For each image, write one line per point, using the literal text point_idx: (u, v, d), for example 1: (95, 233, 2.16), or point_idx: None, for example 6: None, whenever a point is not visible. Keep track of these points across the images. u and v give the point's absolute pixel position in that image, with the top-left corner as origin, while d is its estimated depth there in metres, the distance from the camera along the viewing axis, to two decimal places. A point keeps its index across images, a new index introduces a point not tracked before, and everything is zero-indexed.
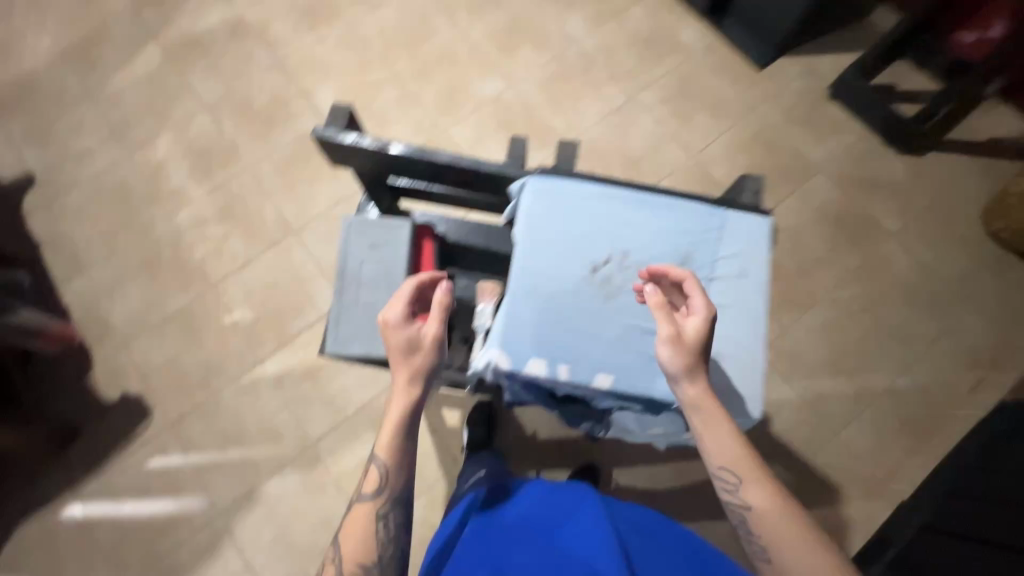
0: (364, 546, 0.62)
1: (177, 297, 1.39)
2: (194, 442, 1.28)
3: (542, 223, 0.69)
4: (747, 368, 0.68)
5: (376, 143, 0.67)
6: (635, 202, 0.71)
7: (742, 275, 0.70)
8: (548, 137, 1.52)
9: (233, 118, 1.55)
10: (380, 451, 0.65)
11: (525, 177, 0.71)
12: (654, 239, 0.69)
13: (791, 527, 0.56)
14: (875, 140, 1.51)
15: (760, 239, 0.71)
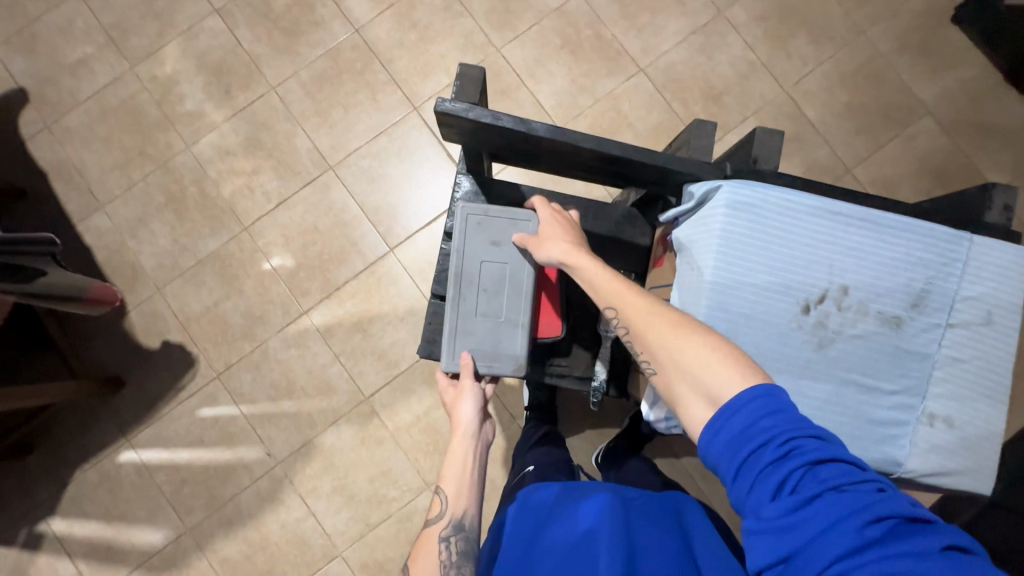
0: (429, 565, 0.61)
1: (208, 239, 1.27)
2: (244, 393, 1.24)
3: (743, 245, 0.58)
4: (979, 436, 0.58)
5: (515, 121, 0.55)
6: (857, 222, 0.59)
7: (986, 321, 0.59)
8: (619, 60, 1.31)
9: (249, 24, 1.31)
10: (441, 478, 0.68)
11: (720, 184, 0.59)
12: (878, 273, 0.59)
13: (669, 323, 0.54)
14: (997, 76, 1.30)
15: (1009, 275, 0.59)
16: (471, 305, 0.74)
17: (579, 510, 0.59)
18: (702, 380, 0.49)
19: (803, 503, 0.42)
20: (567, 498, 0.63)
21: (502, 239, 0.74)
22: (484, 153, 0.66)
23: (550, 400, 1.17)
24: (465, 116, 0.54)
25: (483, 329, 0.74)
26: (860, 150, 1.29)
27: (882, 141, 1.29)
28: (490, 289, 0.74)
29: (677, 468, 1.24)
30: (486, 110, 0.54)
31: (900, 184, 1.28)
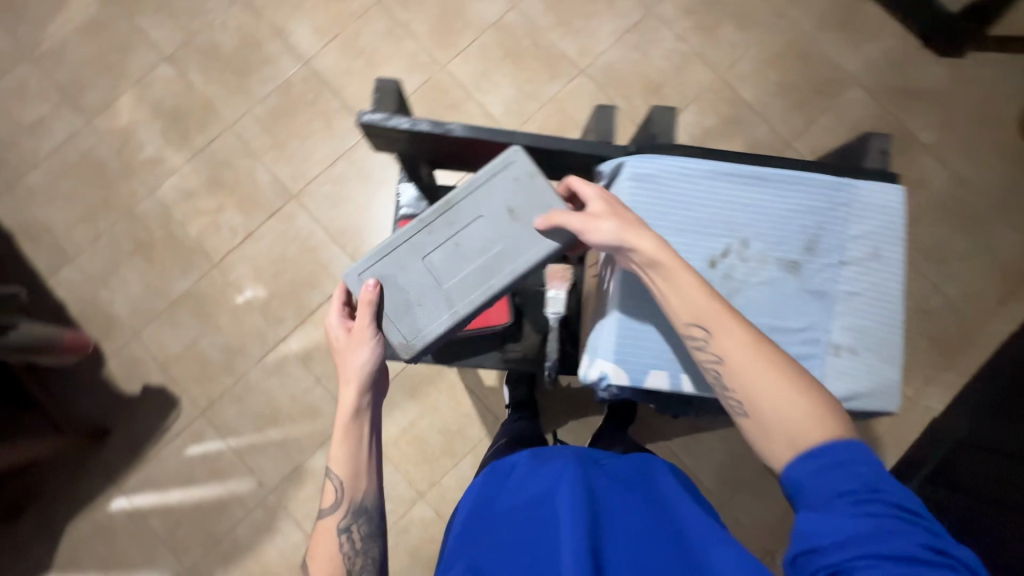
0: (331, 561, 0.62)
1: (180, 279, 1.29)
2: (230, 427, 1.26)
3: (649, 212, 0.64)
4: (884, 361, 0.63)
5: (433, 126, 0.58)
6: (751, 179, 0.64)
7: (877, 257, 0.64)
8: (560, 65, 1.36)
9: (200, 68, 1.35)
10: (331, 465, 0.64)
11: (623, 159, 0.66)
12: (774, 223, 0.64)
13: (774, 369, 0.53)
14: (914, 41, 1.38)
15: (895, 211, 0.65)
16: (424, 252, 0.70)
17: (546, 472, 0.66)
18: (796, 433, 0.50)
19: (863, 515, 0.46)
20: (535, 463, 0.69)
21: (507, 211, 0.68)
22: (410, 161, 0.69)
23: (530, 395, 1.20)
24: (391, 126, 0.57)
25: (412, 281, 0.70)
26: (797, 125, 1.35)
27: (815, 113, 1.36)
28: (450, 250, 0.69)
29: (662, 448, 1.28)
30: (405, 120, 0.57)
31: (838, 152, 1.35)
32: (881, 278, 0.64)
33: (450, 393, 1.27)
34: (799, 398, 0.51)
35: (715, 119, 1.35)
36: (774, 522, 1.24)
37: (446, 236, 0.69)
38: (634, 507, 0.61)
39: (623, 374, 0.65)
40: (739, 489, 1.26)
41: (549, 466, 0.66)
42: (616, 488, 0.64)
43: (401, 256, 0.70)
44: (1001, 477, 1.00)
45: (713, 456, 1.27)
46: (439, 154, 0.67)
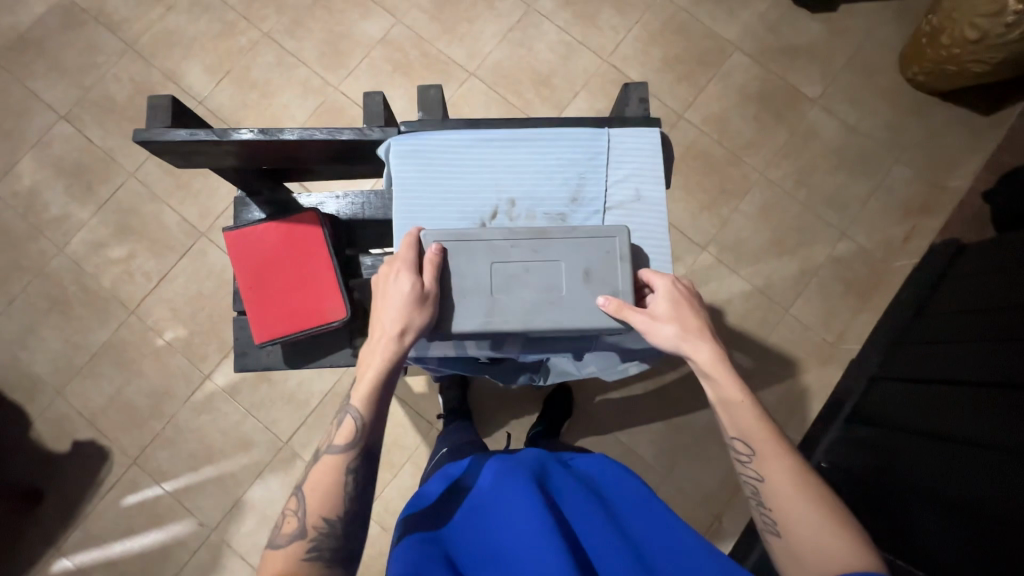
0: (329, 499, 0.59)
1: (98, 330, 1.29)
2: (165, 471, 1.25)
3: (416, 187, 0.63)
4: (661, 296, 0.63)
5: (215, 134, 0.56)
6: (513, 140, 0.64)
7: (639, 198, 0.64)
8: (449, 70, 1.40)
9: (98, 122, 1.37)
10: (354, 399, 0.62)
11: (387, 139, 0.64)
12: (538, 178, 0.64)
13: (819, 502, 0.55)
14: (786, 2, 1.43)
15: (652, 152, 0.65)
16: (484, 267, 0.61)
17: (510, 473, 0.71)
18: (822, 548, 0.52)
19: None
20: (503, 465, 0.74)
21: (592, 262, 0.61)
22: (218, 170, 0.66)
23: (463, 402, 1.19)
24: (168, 140, 0.54)
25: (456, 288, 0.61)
26: (687, 96, 1.39)
27: (702, 83, 1.40)
28: (510, 279, 0.60)
29: (599, 431, 1.27)
30: (182, 132, 0.54)
31: (730, 117, 1.38)
32: (647, 217, 0.65)
33: None
34: (840, 532, 0.52)
35: (606, 102, 1.39)
36: (718, 486, 1.25)
37: (515, 266, 0.61)
38: (592, 507, 0.68)
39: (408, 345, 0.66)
40: (680, 459, 1.26)
41: (515, 470, 0.71)
42: (578, 492, 0.71)
43: (466, 253, 0.61)
44: (916, 408, 1.03)
45: (649, 430, 1.27)
46: (253, 158, 0.65)
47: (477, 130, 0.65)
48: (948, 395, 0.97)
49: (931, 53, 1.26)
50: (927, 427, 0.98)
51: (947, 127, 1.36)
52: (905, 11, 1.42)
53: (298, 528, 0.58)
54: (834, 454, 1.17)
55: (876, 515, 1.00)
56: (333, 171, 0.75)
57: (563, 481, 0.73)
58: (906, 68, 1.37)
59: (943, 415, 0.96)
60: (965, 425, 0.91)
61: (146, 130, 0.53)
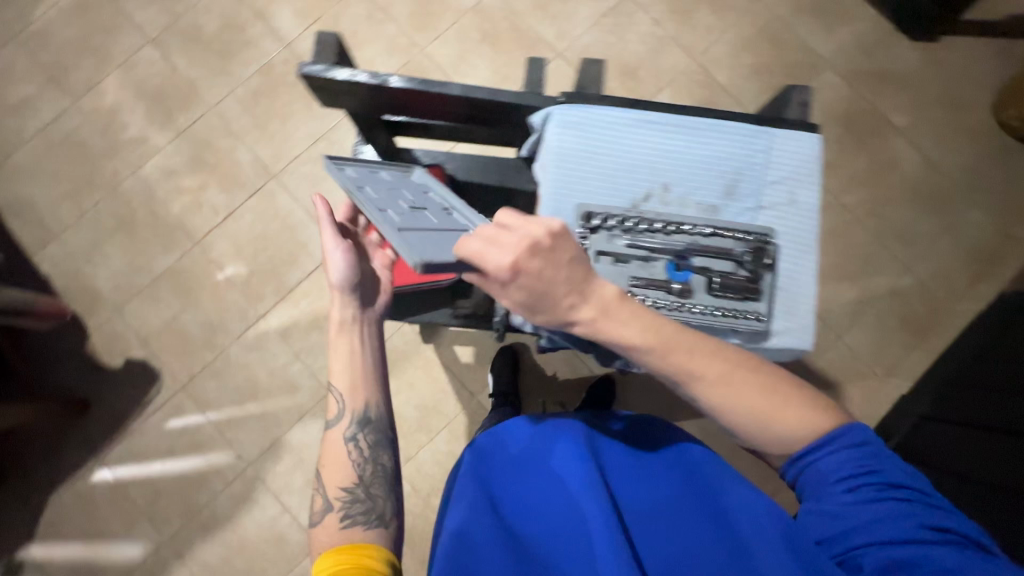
0: (343, 467, 0.69)
1: (162, 256, 1.32)
2: (210, 401, 1.28)
3: (574, 160, 0.63)
4: (800, 302, 0.64)
5: (374, 78, 0.56)
6: (676, 127, 0.64)
7: (791, 202, 0.65)
8: (536, 48, 1.38)
9: (184, 51, 1.38)
10: (332, 380, 0.72)
11: (551, 108, 0.63)
12: (696, 168, 0.64)
13: (759, 393, 0.55)
14: (886, 26, 1.40)
15: (811, 157, 0.65)
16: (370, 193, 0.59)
17: (561, 438, 0.71)
18: (788, 441, 0.55)
19: (869, 503, 0.51)
20: (550, 425, 0.73)
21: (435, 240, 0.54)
22: (349, 112, 0.66)
23: (512, 384, 1.21)
24: (328, 79, 0.54)
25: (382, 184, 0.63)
26: None
27: None
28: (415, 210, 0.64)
29: None
30: (345, 73, 0.55)
31: None
32: (796, 221, 0.65)
33: (425, 369, 1.29)
34: (813, 418, 0.55)
35: (689, 102, 1.37)
36: None
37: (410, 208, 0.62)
38: (630, 474, 0.69)
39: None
40: None
41: (562, 436, 0.71)
42: (623, 457, 0.71)
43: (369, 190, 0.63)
44: (965, 449, 1.02)
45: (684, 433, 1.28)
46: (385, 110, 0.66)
47: (639, 111, 0.64)
48: (994, 447, 0.96)
49: None
50: (975, 475, 0.97)
51: None
52: (1007, 52, 1.38)
53: (325, 501, 0.67)
54: None
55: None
56: (452, 130, 0.75)
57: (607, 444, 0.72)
58: (1000, 110, 1.34)
59: (988, 467, 0.95)
60: (1009, 472, 0.91)
61: (312, 65, 0.53)
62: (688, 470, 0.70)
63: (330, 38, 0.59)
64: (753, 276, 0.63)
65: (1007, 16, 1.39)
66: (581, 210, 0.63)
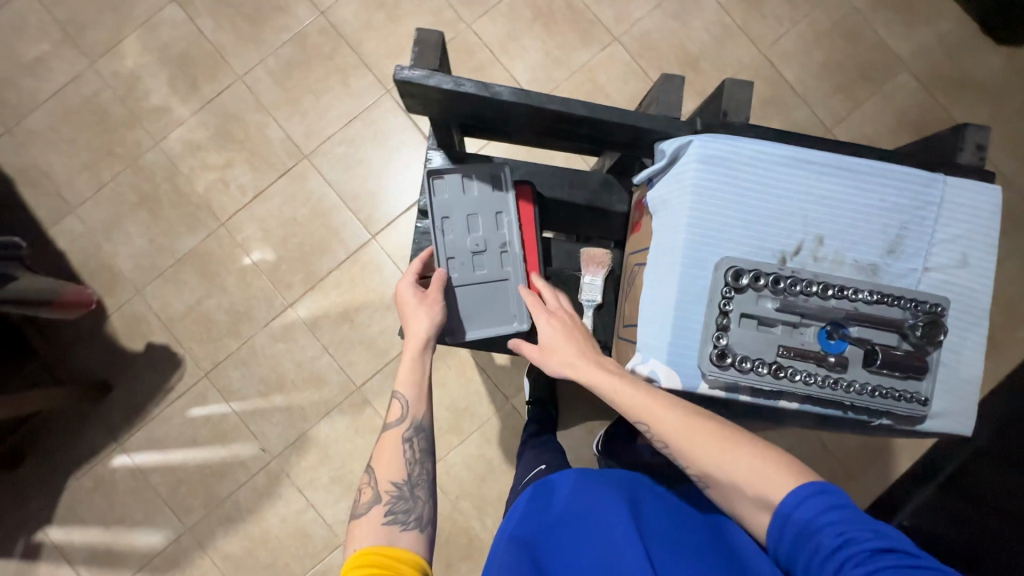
0: (395, 468, 0.61)
1: (185, 236, 1.25)
2: (234, 390, 1.23)
3: (717, 200, 0.57)
4: (962, 381, 0.57)
5: (480, 89, 0.52)
6: (837, 169, 0.57)
7: (963, 263, 0.58)
8: (592, 31, 1.28)
9: (211, 13, 1.27)
10: (398, 381, 0.64)
11: (692, 140, 0.57)
12: (856, 221, 0.57)
13: (700, 431, 0.53)
14: (971, 28, 1.29)
15: (987, 213, 0.58)
16: (449, 232, 0.73)
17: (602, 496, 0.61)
18: (760, 493, 0.50)
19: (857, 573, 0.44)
20: (591, 480, 0.64)
21: (474, 303, 0.74)
22: (437, 122, 0.63)
23: (550, 393, 1.15)
24: (430, 86, 0.51)
25: (465, 209, 0.73)
26: (839, 111, 1.28)
27: (860, 99, 1.28)
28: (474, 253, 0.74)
29: None
30: (449, 81, 0.51)
31: (881, 142, 1.28)
32: (967, 285, 0.58)
33: (460, 369, 1.24)
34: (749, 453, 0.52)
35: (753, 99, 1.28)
36: None
37: (469, 256, 0.73)
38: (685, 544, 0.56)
39: (676, 380, 0.57)
40: None
41: (604, 493, 0.62)
42: (674, 526, 0.59)
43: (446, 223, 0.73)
44: (1004, 484, 1.00)
45: None
46: (477, 120, 0.62)
47: (792, 149, 0.58)
48: None
49: None
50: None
51: None
52: None
53: (372, 496, 0.59)
54: (917, 516, 1.11)
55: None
56: (545, 144, 0.70)
57: (653, 509, 0.61)
58: None
59: None
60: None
61: (410, 71, 0.50)
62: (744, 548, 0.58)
63: (433, 38, 0.55)
64: (918, 352, 0.55)
65: None
66: (727, 266, 0.55)
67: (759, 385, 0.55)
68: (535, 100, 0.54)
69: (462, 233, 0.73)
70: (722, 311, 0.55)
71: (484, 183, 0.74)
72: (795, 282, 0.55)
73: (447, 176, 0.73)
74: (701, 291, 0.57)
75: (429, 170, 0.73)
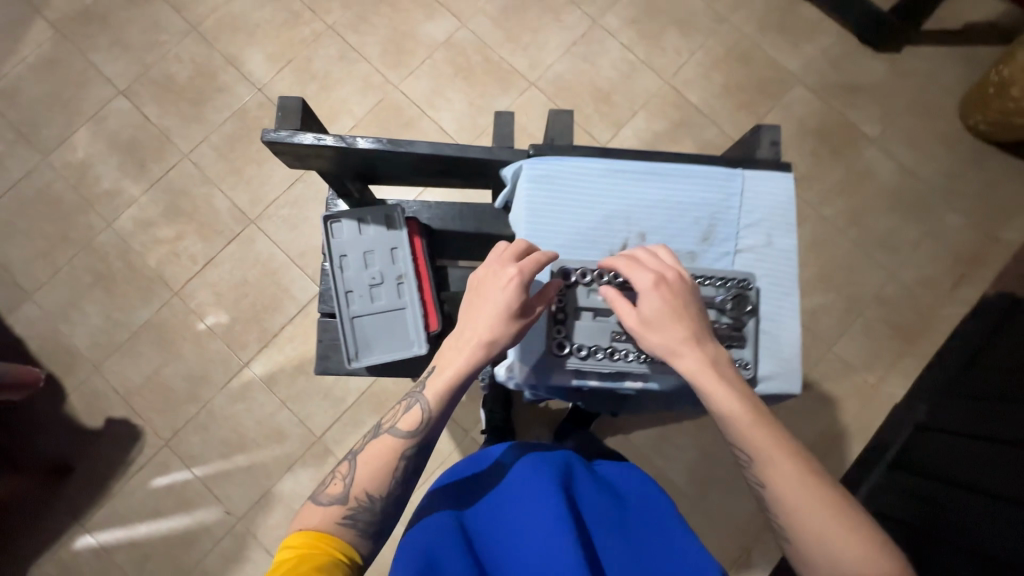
0: (378, 477, 0.57)
1: (140, 308, 1.29)
2: (195, 455, 1.24)
3: (549, 212, 0.67)
4: (785, 346, 0.66)
5: (340, 140, 0.59)
6: (648, 176, 0.69)
7: (768, 243, 0.69)
8: (510, 78, 1.39)
9: (156, 101, 1.37)
10: (428, 387, 0.60)
11: (520, 163, 0.67)
12: (671, 216, 0.68)
13: (810, 485, 0.50)
14: (851, 40, 1.43)
15: (782, 198, 0.70)
16: (347, 269, 0.77)
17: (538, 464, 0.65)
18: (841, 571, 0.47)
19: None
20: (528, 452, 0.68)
21: (373, 333, 0.78)
22: (326, 176, 0.69)
23: (505, 418, 1.16)
24: (294, 143, 0.58)
25: (362, 247, 0.77)
26: (745, 125, 1.39)
27: (762, 113, 1.39)
28: (372, 287, 0.77)
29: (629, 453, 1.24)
30: (311, 136, 0.57)
31: (787, 149, 1.38)
32: (774, 262, 0.69)
33: None
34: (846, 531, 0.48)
35: (664, 123, 1.38)
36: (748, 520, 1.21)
37: (366, 289, 0.77)
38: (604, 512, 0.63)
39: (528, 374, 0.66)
40: (714, 488, 1.22)
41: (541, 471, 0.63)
42: (599, 493, 0.66)
43: (344, 261, 0.76)
44: (952, 455, 1.02)
45: (683, 456, 1.23)
46: (357, 170, 0.68)
47: (609, 162, 0.69)
48: (984, 454, 0.96)
49: (998, 103, 1.26)
50: (964, 479, 0.96)
51: (1003, 179, 1.36)
52: (971, 58, 1.41)
53: (341, 493, 0.55)
54: (875, 498, 1.13)
55: (912, 550, 0.98)
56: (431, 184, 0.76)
57: (587, 481, 0.66)
58: (967, 115, 1.36)
59: (971, 470, 0.96)
60: (996, 478, 0.91)
61: (276, 132, 0.57)
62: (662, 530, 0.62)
63: (296, 104, 0.62)
64: (735, 323, 0.64)
65: (967, 25, 1.42)
66: (558, 267, 0.66)
67: (600, 369, 0.65)
68: (392, 146, 0.60)
69: (359, 269, 0.77)
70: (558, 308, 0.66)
71: (378, 222, 0.78)
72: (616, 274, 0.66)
73: (344, 219, 0.77)
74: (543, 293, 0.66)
75: (325, 215, 0.76)
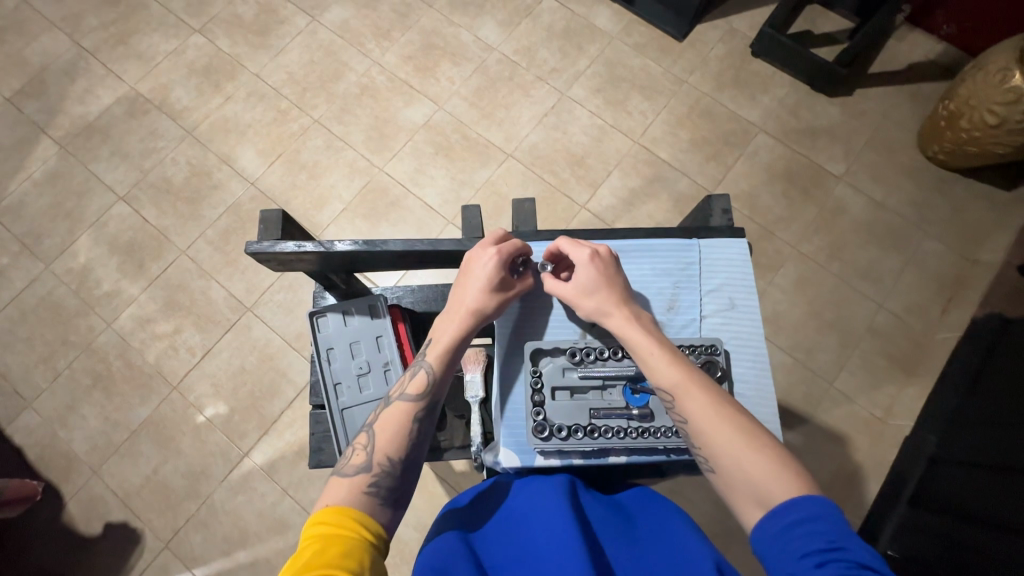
0: (396, 440, 0.59)
1: (138, 406, 1.29)
2: (196, 556, 1.20)
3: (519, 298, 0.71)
4: (763, 406, 0.67)
5: (319, 246, 0.63)
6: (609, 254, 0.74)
7: (731, 306, 0.72)
8: (488, 152, 1.47)
9: (155, 203, 1.44)
10: (430, 352, 0.64)
11: None
12: (638, 289, 0.72)
13: (734, 423, 0.53)
14: (804, 89, 1.52)
15: (738, 260, 0.74)
16: (334, 361, 0.79)
17: (542, 490, 0.62)
18: (765, 491, 0.49)
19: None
20: (534, 481, 0.64)
21: (364, 424, 0.79)
22: (310, 273, 0.73)
23: None
24: (275, 251, 0.62)
25: (348, 338, 0.80)
26: (715, 174, 1.45)
27: (730, 162, 1.46)
28: (358, 377, 0.78)
29: None
30: (292, 246, 0.62)
31: (759, 193, 1.43)
32: (740, 323, 0.72)
33: (420, 484, 1.23)
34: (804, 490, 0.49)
35: (637, 179, 1.45)
36: None
37: (353, 380, 0.79)
38: (614, 532, 0.59)
39: (516, 459, 0.67)
40: (734, 544, 1.17)
41: (549, 491, 0.61)
42: (613, 519, 0.62)
43: (331, 354, 0.79)
44: (971, 489, 0.99)
45: (698, 510, 1.19)
46: (339, 269, 0.72)
47: None
48: (1000, 483, 0.93)
49: (950, 134, 1.33)
50: (981, 512, 0.93)
51: (972, 202, 1.41)
52: (919, 94, 1.50)
53: (365, 462, 0.56)
54: (900, 540, 1.08)
55: None
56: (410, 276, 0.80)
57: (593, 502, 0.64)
58: (925, 147, 1.43)
59: (987, 502, 0.94)
60: (1015, 511, 0.87)
61: (259, 244, 0.62)
62: (674, 538, 0.58)
63: (276, 218, 0.68)
64: None
65: (909, 65, 1.52)
66: (532, 351, 0.70)
67: (583, 448, 0.66)
68: (368, 246, 0.64)
69: (345, 360, 0.79)
70: (535, 390, 0.68)
71: (361, 312, 0.81)
72: (587, 353, 0.69)
73: (329, 313, 0.80)
74: (518, 376, 0.70)
75: (311, 311, 0.80)
